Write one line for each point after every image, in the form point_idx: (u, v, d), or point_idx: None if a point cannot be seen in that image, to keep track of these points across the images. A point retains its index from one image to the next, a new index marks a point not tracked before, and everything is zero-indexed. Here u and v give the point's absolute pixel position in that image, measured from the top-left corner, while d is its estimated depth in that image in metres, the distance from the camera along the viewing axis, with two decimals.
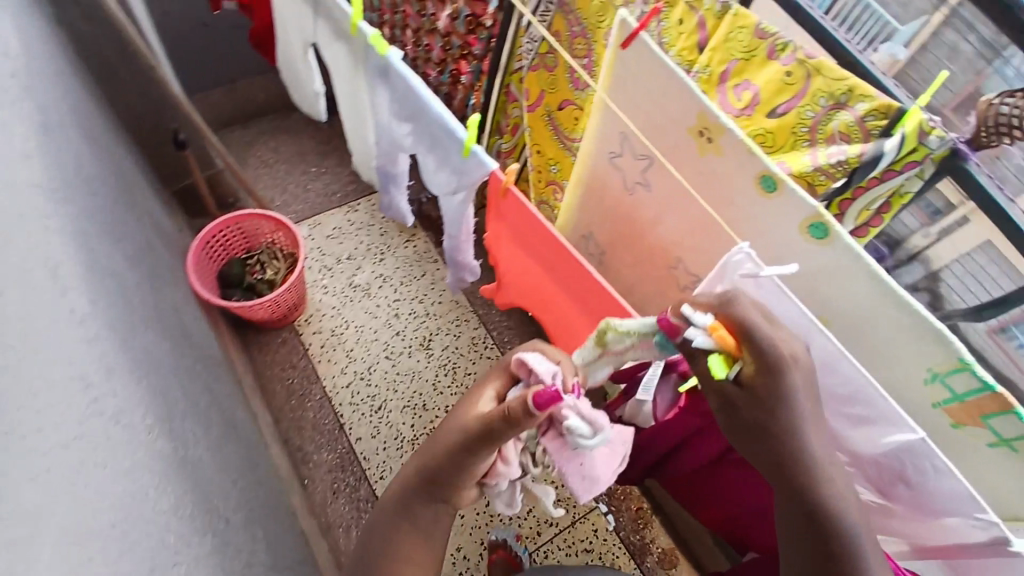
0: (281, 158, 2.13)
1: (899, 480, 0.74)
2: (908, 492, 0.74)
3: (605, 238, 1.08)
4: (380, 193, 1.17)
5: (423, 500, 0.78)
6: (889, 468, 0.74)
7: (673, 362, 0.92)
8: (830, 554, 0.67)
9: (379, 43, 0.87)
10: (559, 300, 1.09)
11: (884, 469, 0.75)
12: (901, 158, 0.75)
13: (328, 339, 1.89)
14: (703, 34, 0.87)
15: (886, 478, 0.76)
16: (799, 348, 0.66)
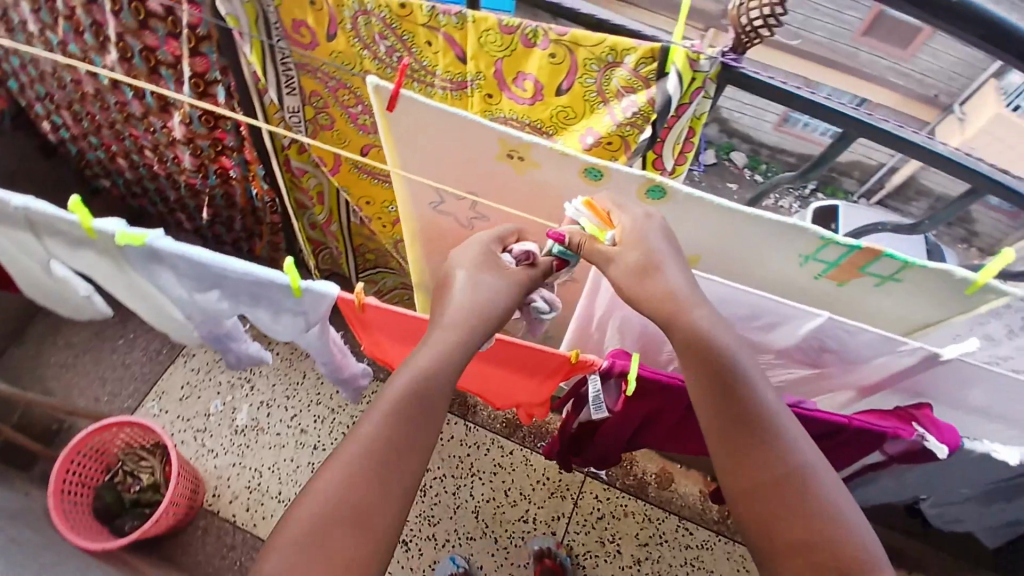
0: (80, 351, 1.82)
1: (826, 350, 0.81)
2: (838, 356, 0.81)
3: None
4: (222, 356, 1.00)
5: (413, 423, 0.66)
6: (815, 345, 0.81)
7: (608, 368, 0.77)
8: (765, 441, 0.65)
9: (126, 235, 0.70)
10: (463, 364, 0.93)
11: (811, 348, 0.82)
12: (685, 92, 0.79)
13: (248, 499, 1.68)
14: (456, 48, 0.86)
15: (815, 354, 0.83)
16: (672, 282, 0.70)
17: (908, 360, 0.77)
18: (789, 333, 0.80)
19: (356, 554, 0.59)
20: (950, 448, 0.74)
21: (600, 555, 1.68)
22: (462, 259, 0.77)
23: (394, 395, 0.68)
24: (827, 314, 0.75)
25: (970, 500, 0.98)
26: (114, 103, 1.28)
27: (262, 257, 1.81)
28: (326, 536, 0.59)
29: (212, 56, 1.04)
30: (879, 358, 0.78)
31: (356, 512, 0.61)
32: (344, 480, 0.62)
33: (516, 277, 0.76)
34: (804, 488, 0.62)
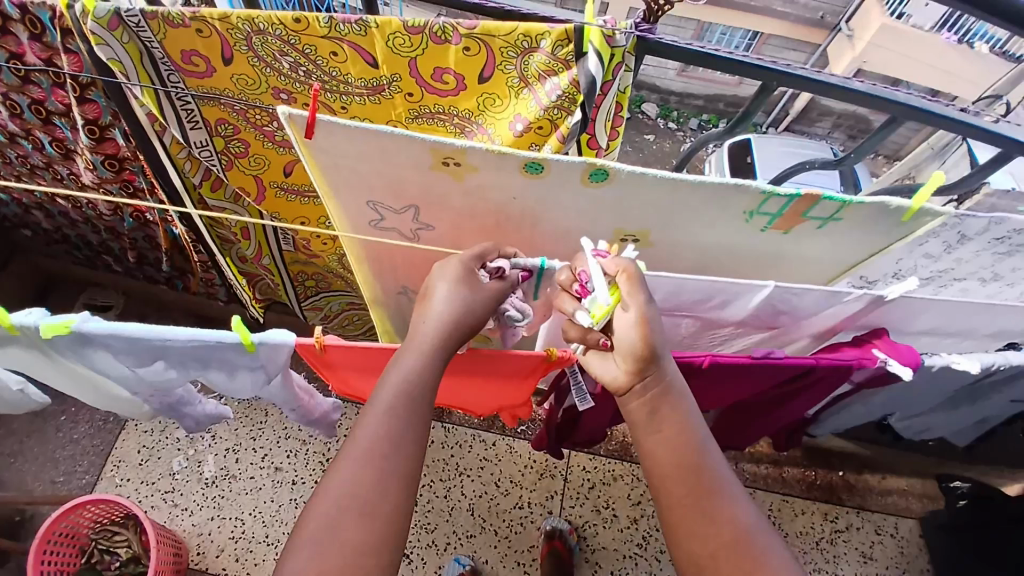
0: (20, 437, 1.70)
1: (780, 312, 0.83)
2: (792, 315, 0.83)
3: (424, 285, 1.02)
4: (180, 423, 0.94)
5: (411, 423, 0.65)
6: (769, 311, 0.82)
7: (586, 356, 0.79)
8: (717, 501, 0.66)
9: (49, 325, 0.64)
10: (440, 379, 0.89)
11: (767, 313, 0.83)
12: (606, 69, 0.78)
13: (235, 549, 1.62)
14: (365, 55, 0.82)
15: (772, 318, 0.85)
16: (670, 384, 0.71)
17: (856, 304, 0.80)
18: (743, 305, 0.82)
19: (372, 542, 0.59)
20: (912, 366, 0.78)
21: (599, 522, 1.72)
22: (444, 273, 0.72)
23: (389, 394, 0.66)
24: (773, 283, 0.77)
25: (932, 407, 1.04)
26: (14, 157, 1.24)
27: (200, 294, 1.71)
28: (340, 521, 0.59)
29: (102, 101, 0.96)
30: (830, 309, 0.81)
31: (368, 506, 0.60)
32: (357, 474, 0.61)
33: (490, 292, 0.73)
34: (756, 549, 0.64)
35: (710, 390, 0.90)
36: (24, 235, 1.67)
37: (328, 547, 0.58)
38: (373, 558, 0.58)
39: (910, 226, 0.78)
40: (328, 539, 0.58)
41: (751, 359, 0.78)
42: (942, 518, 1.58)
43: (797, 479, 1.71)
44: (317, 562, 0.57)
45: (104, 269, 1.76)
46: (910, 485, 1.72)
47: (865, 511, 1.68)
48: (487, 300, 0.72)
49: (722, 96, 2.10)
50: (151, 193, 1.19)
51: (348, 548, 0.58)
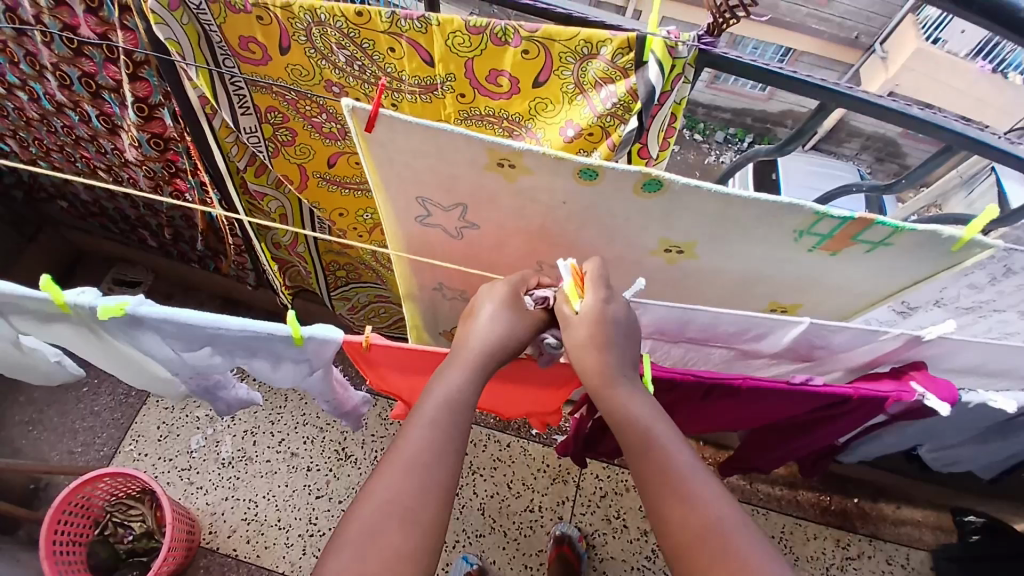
0: (44, 405, 1.73)
1: (816, 346, 0.82)
2: (828, 349, 0.83)
3: (460, 283, 1.02)
4: (211, 405, 0.95)
5: (453, 434, 0.65)
6: (810, 337, 0.82)
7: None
8: (677, 490, 0.61)
9: (105, 308, 0.64)
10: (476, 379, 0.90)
11: (808, 341, 0.83)
12: (666, 78, 0.79)
13: (247, 531, 1.63)
14: (422, 52, 0.83)
15: (807, 351, 0.84)
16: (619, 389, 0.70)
17: (892, 343, 0.80)
18: (777, 338, 0.82)
19: (411, 550, 0.58)
20: (951, 402, 0.77)
21: (608, 531, 1.71)
22: (491, 294, 0.75)
23: (434, 406, 0.67)
24: (807, 319, 0.77)
25: (963, 441, 1.03)
26: (60, 128, 1.26)
27: (229, 277, 1.72)
28: (379, 530, 0.58)
29: (154, 80, 0.97)
30: (865, 346, 0.81)
31: (412, 514, 0.60)
32: (397, 482, 0.61)
33: (535, 320, 0.75)
34: (722, 540, 0.57)
35: (742, 410, 0.89)
36: (59, 207, 1.69)
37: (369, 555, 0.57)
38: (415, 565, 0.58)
39: (959, 258, 0.77)
40: (370, 544, 0.57)
41: (788, 384, 0.78)
42: (956, 553, 1.56)
43: (811, 503, 1.69)
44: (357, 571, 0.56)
45: (136, 246, 1.78)
46: (925, 516, 1.70)
47: (878, 540, 1.66)
48: (531, 326, 0.74)
49: (749, 111, 2.03)
50: (192, 174, 1.19)
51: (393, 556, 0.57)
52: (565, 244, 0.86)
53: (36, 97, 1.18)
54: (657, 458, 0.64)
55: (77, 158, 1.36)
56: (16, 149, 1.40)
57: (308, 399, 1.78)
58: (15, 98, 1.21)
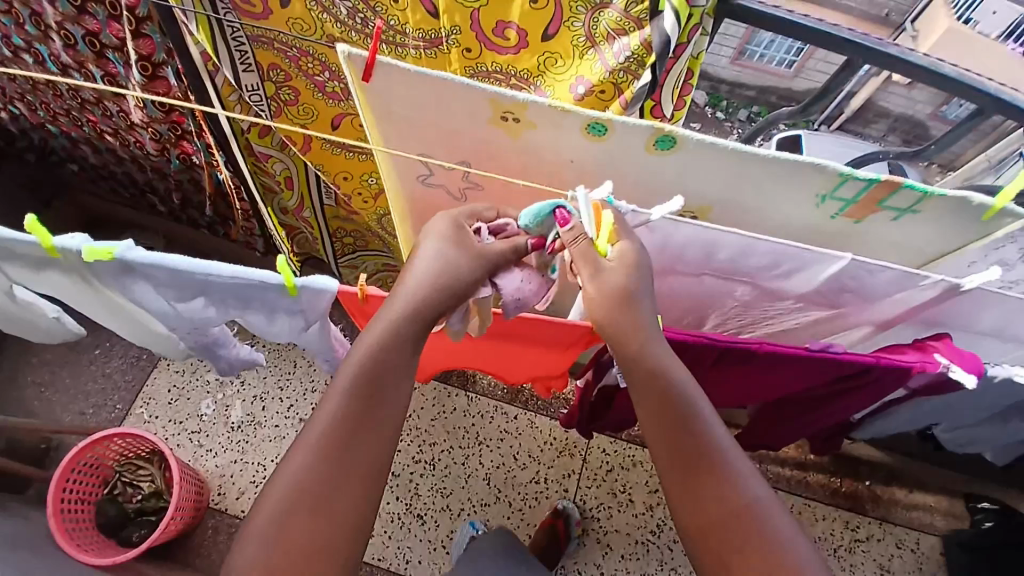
0: (57, 367, 1.75)
1: (845, 290, 0.79)
2: (857, 295, 0.79)
3: None
4: (212, 363, 0.95)
5: (369, 418, 0.66)
6: (835, 287, 0.78)
7: None
8: (719, 476, 0.67)
9: (92, 250, 0.64)
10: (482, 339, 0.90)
11: (831, 290, 0.80)
12: (683, 30, 0.74)
13: (256, 493, 1.65)
14: (426, 2, 0.79)
15: (835, 296, 0.81)
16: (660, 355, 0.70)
17: (929, 293, 0.76)
18: (807, 278, 0.78)
19: (320, 543, 0.61)
20: (977, 375, 0.74)
21: (613, 505, 1.70)
22: (433, 230, 0.72)
23: (348, 379, 0.67)
24: (849, 255, 0.73)
25: (984, 421, 0.99)
26: (65, 92, 1.24)
27: (239, 243, 1.71)
28: (288, 521, 0.61)
29: (156, 37, 0.94)
30: (898, 292, 0.77)
31: (315, 508, 0.62)
32: (303, 470, 0.63)
33: (478, 251, 0.71)
34: (758, 522, 0.65)
35: (753, 379, 0.86)
36: (70, 171, 1.68)
37: (280, 541, 0.61)
38: (317, 559, 0.61)
39: (988, 229, 0.73)
40: (276, 535, 0.61)
41: (806, 352, 0.75)
42: (968, 539, 1.51)
43: (821, 485, 1.66)
44: (264, 554, 0.60)
45: (146, 211, 1.77)
46: (938, 502, 1.65)
47: (887, 523, 1.62)
48: (473, 262, 0.71)
49: (776, 89, 1.68)
50: (199, 137, 1.17)
51: (303, 548, 0.61)
52: None
53: (41, 60, 1.16)
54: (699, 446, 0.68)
55: (84, 123, 1.35)
56: (24, 112, 1.39)
57: (317, 366, 1.78)
58: (19, 59, 1.19)
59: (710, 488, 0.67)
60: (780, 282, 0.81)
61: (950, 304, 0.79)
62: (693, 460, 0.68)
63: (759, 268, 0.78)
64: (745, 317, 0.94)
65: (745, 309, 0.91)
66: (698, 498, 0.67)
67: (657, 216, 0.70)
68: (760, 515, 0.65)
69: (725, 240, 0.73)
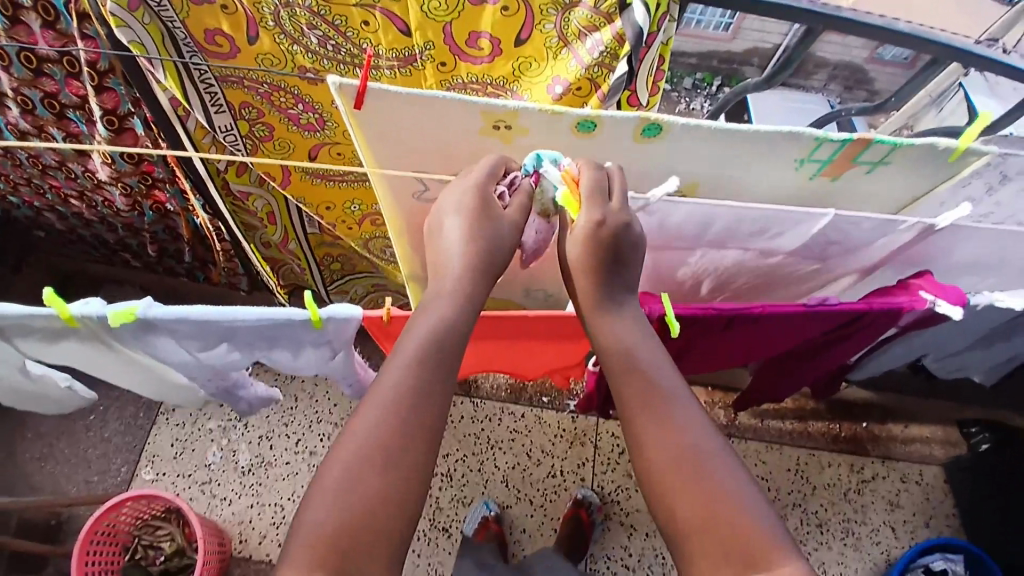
0: (52, 439, 1.70)
1: (831, 243, 0.84)
2: (843, 246, 0.85)
3: None
4: (231, 405, 0.95)
5: (437, 379, 0.66)
6: (821, 240, 0.83)
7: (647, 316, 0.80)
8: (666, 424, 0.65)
9: (115, 313, 0.63)
10: (499, 340, 0.93)
11: (817, 244, 0.85)
12: (653, 20, 0.76)
13: (277, 534, 1.63)
14: (397, 22, 0.81)
15: (822, 249, 0.86)
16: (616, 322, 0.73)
17: (908, 235, 0.81)
18: (795, 238, 0.83)
19: (397, 494, 0.59)
20: (961, 305, 0.78)
21: (631, 486, 1.74)
22: (455, 204, 0.72)
23: (417, 345, 0.66)
24: (832, 212, 0.77)
25: (970, 346, 1.05)
26: (25, 160, 1.21)
27: (221, 285, 1.69)
28: (362, 474, 0.59)
29: (121, 89, 0.93)
30: (880, 239, 0.82)
31: (387, 461, 0.60)
32: (376, 425, 0.61)
33: (509, 220, 0.72)
34: (705, 466, 0.62)
35: (758, 340, 0.91)
36: (38, 236, 1.64)
37: (351, 494, 0.58)
38: (387, 514, 0.58)
39: (954, 169, 0.79)
40: (349, 488, 0.58)
41: (806, 308, 0.80)
42: (966, 462, 1.60)
43: (822, 432, 1.73)
44: (333, 509, 0.57)
45: (122, 266, 1.74)
46: (933, 432, 1.73)
47: (890, 460, 1.70)
48: (507, 228, 0.72)
49: (716, 53, 1.70)
50: (172, 183, 1.16)
51: (377, 500, 0.58)
52: None
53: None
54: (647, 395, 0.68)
55: (47, 189, 1.32)
56: None
57: (319, 397, 1.77)
58: None
59: (653, 437, 0.65)
60: (772, 242, 0.85)
61: (927, 242, 0.85)
62: (643, 408, 0.67)
63: (750, 233, 0.82)
64: (740, 282, 0.98)
65: (739, 274, 0.96)
66: (643, 450, 0.65)
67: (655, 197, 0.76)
68: (703, 459, 0.62)
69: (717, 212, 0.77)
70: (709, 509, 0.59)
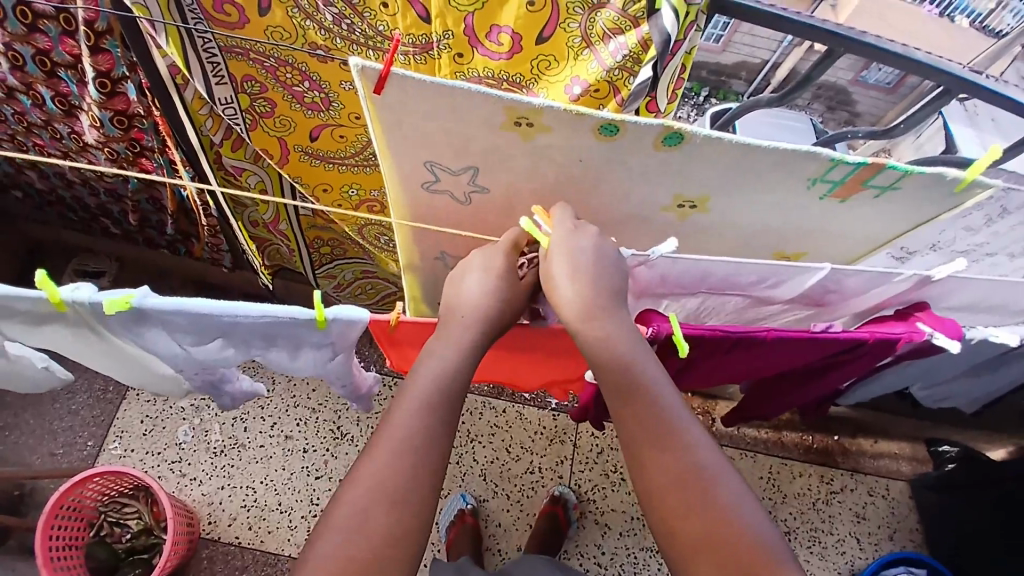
0: (17, 408, 1.64)
1: (829, 292, 0.85)
2: (840, 294, 0.85)
3: (465, 250, 1.00)
4: (216, 399, 0.92)
5: (445, 420, 0.66)
6: (819, 291, 0.84)
7: (653, 334, 0.77)
8: (670, 444, 0.64)
9: (110, 301, 0.60)
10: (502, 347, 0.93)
11: (817, 292, 0.85)
12: (681, 26, 0.77)
13: (248, 517, 1.60)
14: (418, 7, 0.79)
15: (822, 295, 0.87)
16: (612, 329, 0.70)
17: (902, 285, 0.82)
18: (793, 287, 0.84)
19: (401, 531, 0.59)
20: (958, 338, 0.80)
21: (607, 485, 1.75)
22: (481, 264, 0.76)
23: (426, 385, 0.67)
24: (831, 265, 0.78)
25: (953, 373, 1.07)
26: (11, 115, 1.15)
27: (204, 260, 1.64)
28: (369, 511, 0.59)
29: (117, 51, 0.88)
30: (875, 290, 0.84)
31: (398, 497, 0.60)
32: (384, 464, 0.61)
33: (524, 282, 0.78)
34: (711, 489, 0.62)
35: (756, 360, 0.91)
36: (13, 198, 1.57)
37: (363, 532, 0.58)
38: (401, 547, 0.59)
39: (961, 199, 0.79)
40: (356, 525, 0.59)
41: (808, 334, 0.80)
42: (932, 480, 1.65)
43: (795, 443, 1.76)
44: (345, 542, 0.58)
45: (99, 234, 1.67)
46: (901, 449, 1.78)
47: (859, 473, 1.74)
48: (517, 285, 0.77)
49: (706, 64, 1.62)
50: (162, 153, 1.11)
51: (383, 539, 0.58)
52: (575, 202, 0.85)
53: None
54: (652, 411, 0.66)
55: (30, 147, 1.26)
56: None
57: (297, 381, 1.74)
58: None
59: (659, 458, 0.64)
60: (778, 292, 0.86)
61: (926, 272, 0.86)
62: (648, 427, 0.65)
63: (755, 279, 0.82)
64: None
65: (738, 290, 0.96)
66: (647, 469, 0.64)
67: (655, 255, 0.76)
68: (712, 484, 0.62)
69: (721, 264, 0.78)
70: (712, 535, 0.60)
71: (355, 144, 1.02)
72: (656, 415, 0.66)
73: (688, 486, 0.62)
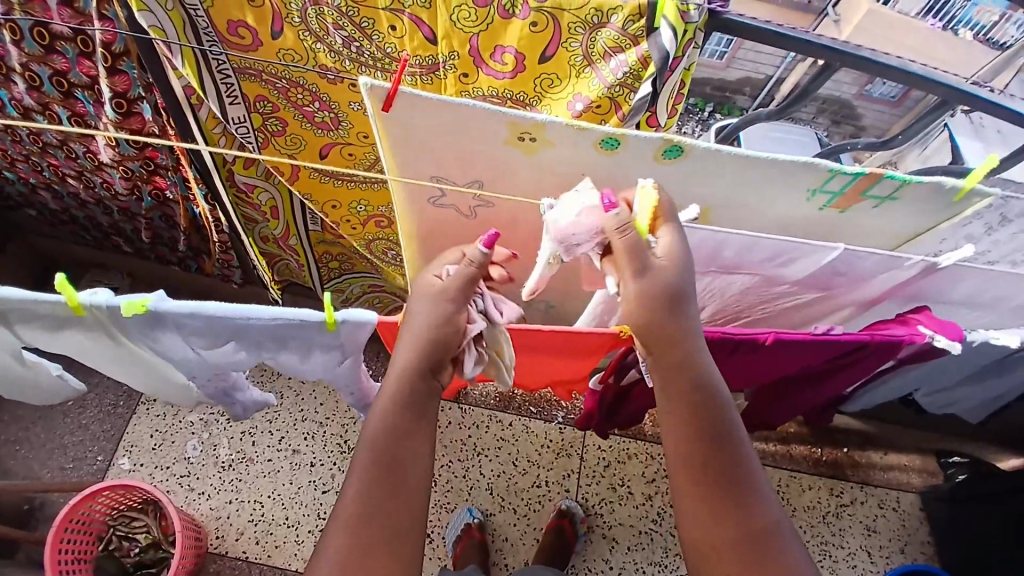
0: (29, 422, 1.66)
1: (838, 275, 0.86)
2: (849, 277, 0.86)
3: None
4: (226, 408, 0.94)
5: (386, 492, 0.70)
6: (829, 272, 0.85)
7: None
8: (746, 503, 0.71)
9: (128, 304, 0.62)
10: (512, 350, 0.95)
11: (826, 275, 0.86)
12: (679, 44, 0.78)
13: (256, 532, 1.61)
14: (424, 28, 0.81)
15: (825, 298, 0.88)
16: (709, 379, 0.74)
17: (910, 271, 0.83)
18: (805, 268, 0.85)
19: None
20: (959, 339, 0.80)
21: (615, 499, 1.74)
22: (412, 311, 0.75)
23: (364, 459, 0.71)
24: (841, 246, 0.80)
25: (959, 380, 1.08)
26: (26, 136, 1.18)
27: (214, 276, 1.66)
28: None
29: (133, 72, 0.91)
30: (884, 275, 0.84)
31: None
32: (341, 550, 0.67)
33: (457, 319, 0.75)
34: (777, 548, 0.69)
35: (761, 364, 0.92)
36: (27, 216, 1.60)
37: None
38: None
39: (960, 207, 0.80)
40: None
41: (812, 336, 0.81)
42: (943, 492, 1.63)
43: (804, 456, 1.75)
44: None
45: (111, 250, 1.70)
46: (910, 461, 1.76)
47: (869, 486, 1.73)
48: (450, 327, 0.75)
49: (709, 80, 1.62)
50: (175, 171, 1.14)
51: None
52: None
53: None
54: (729, 470, 0.72)
55: (44, 167, 1.29)
56: None
57: (305, 395, 1.75)
58: None
59: (734, 517, 0.70)
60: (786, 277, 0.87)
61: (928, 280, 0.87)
62: (726, 487, 0.71)
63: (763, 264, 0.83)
64: (742, 305, 1.00)
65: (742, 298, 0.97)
66: (710, 532, 0.70)
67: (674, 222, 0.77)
68: (777, 543, 0.69)
69: (731, 243, 0.79)
70: None
71: (363, 160, 1.04)
72: (735, 474, 0.72)
73: (749, 552, 0.68)
